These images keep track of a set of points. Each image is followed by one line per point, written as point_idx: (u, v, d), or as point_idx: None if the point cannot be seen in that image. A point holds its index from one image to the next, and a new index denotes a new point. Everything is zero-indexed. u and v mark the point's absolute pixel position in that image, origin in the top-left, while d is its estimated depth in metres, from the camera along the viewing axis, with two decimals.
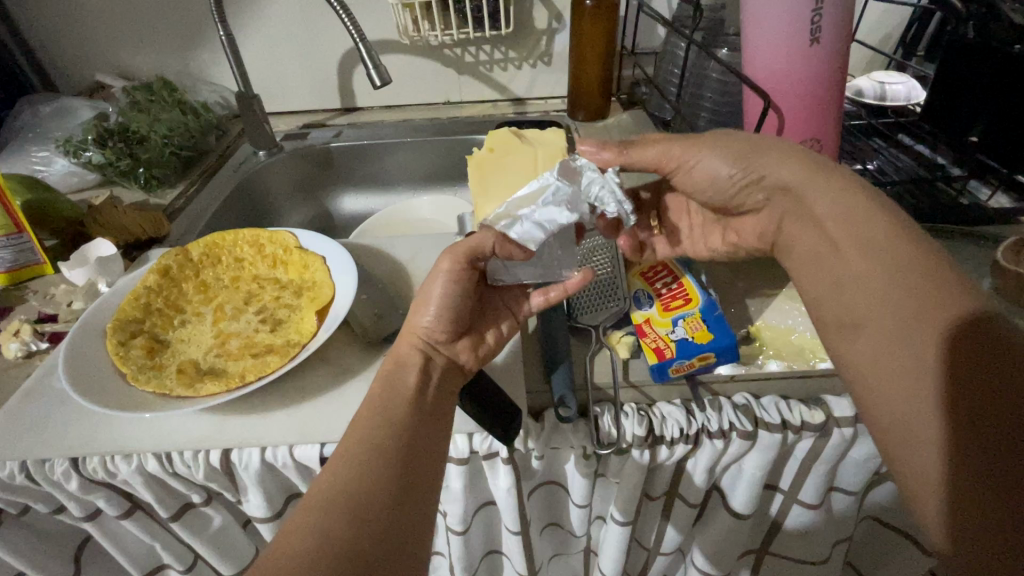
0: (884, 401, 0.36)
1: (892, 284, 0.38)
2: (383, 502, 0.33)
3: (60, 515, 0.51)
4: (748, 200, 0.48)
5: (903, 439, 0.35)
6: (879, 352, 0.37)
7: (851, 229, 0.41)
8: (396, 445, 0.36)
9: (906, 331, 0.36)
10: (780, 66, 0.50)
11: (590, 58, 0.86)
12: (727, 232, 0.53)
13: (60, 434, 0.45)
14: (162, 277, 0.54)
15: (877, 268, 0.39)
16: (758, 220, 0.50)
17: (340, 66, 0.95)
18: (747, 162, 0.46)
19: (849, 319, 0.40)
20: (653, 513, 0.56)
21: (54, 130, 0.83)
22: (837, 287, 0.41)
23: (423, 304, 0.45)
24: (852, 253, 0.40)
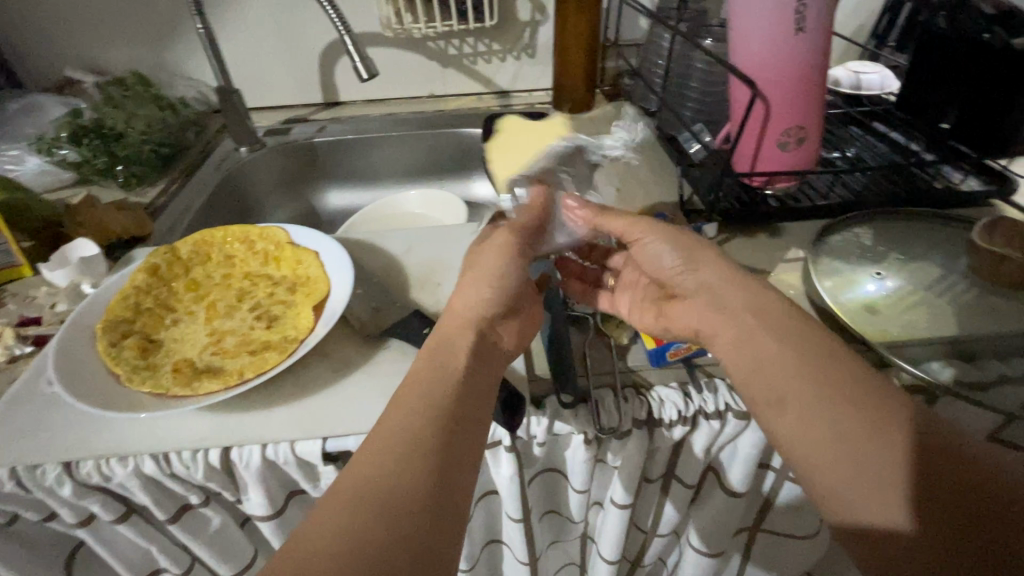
0: (820, 413, 0.37)
1: (807, 362, 0.39)
2: (408, 518, 0.32)
3: (51, 523, 0.49)
4: (684, 283, 0.47)
5: (849, 494, 0.35)
6: (814, 415, 0.38)
7: (764, 321, 0.42)
8: (421, 451, 0.35)
9: (824, 396, 0.38)
10: (766, 56, 0.51)
11: (574, 50, 0.87)
12: (658, 318, 0.48)
13: (53, 438, 0.44)
14: (151, 276, 0.53)
15: (787, 351, 0.40)
16: (688, 311, 0.46)
17: (322, 60, 0.94)
18: (691, 254, 0.47)
19: (774, 392, 0.40)
20: (651, 495, 0.57)
21: (23, 127, 0.80)
22: (758, 368, 0.41)
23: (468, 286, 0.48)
24: (767, 337, 0.41)
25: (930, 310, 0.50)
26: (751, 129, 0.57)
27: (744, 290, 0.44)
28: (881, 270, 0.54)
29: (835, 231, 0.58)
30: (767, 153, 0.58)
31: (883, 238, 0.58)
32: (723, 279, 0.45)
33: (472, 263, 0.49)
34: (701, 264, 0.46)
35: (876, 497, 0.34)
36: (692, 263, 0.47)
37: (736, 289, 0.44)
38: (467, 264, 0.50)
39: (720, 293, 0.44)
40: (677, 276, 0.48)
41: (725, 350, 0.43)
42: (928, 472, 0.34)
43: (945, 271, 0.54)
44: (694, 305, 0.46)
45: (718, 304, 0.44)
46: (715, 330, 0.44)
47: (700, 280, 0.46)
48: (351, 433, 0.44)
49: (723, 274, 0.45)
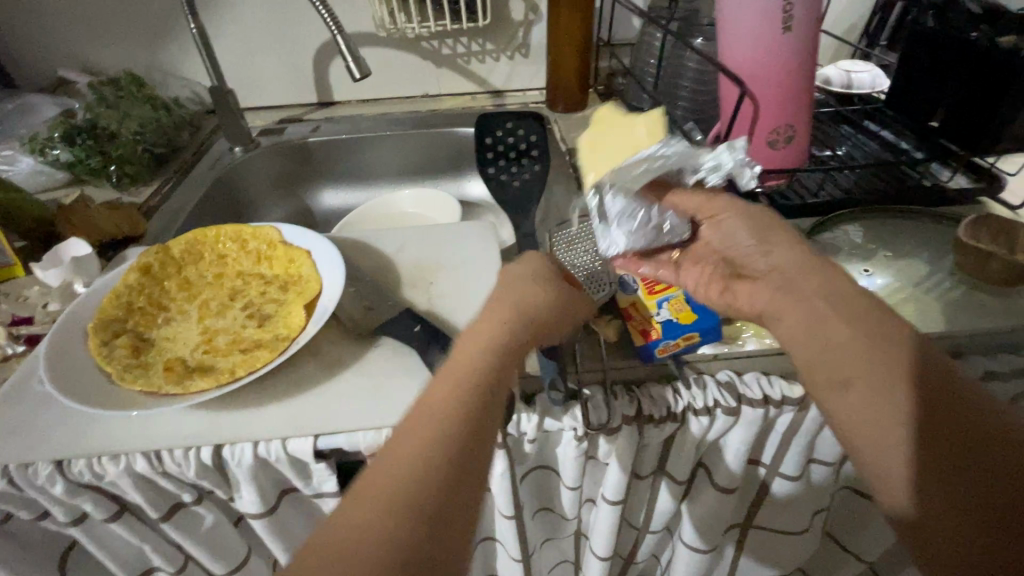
0: (865, 401, 0.35)
1: (879, 346, 0.36)
2: (434, 517, 0.30)
3: (44, 522, 0.49)
4: (756, 266, 0.44)
5: (896, 476, 0.34)
6: (877, 400, 0.35)
7: (838, 306, 0.38)
8: (454, 446, 0.32)
9: (893, 380, 0.35)
10: (755, 55, 0.51)
11: (567, 49, 0.87)
12: (723, 293, 0.46)
13: (44, 437, 0.44)
14: (143, 275, 0.53)
15: (859, 337, 0.37)
16: (754, 291, 0.43)
17: (315, 60, 0.94)
18: (767, 235, 0.44)
19: (839, 374, 0.37)
20: (642, 491, 0.57)
21: (16, 128, 0.80)
22: (825, 353, 0.38)
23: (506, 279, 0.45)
24: (835, 320, 0.38)
25: (917, 306, 0.51)
26: (740, 128, 0.57)
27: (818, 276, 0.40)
28: (869, 268, 0.55)
29: (825, 229, 0.59)
30: (756, 152, 0.58)
31: (873, 235, 0.58)
32: (799, 262, 0.41)
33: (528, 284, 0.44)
34: (777, 247, 0.43)
35: (900, 482, 0.34)
36: (767, 244, 0.44)
37: (809, 275, 0.40)
38: (527, 276, 0.45)
39: (794, 278, 0.41)
40: (751, 257, 0.45)
41: (790, 334, 0.40)
42: (963, 465, 0.32)
43: (933, 268, 0.54)
44: (764, 288, 0.43)
45: (786, 287, 0.41)
46: (782, 313, 0.41)
47: (772, 263, 0.43)
48: (342, 430, 0.45)
49: (800, 257, 0.42)
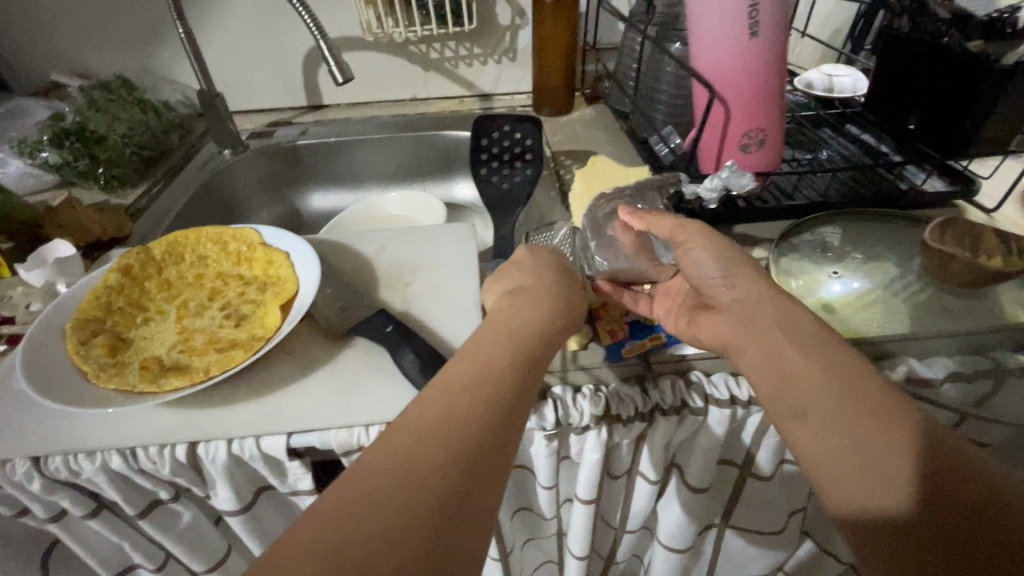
0: (833, 421, 0.37)
1: (836, 373, 0.38)
2: (449, 494, 0.30)
3: (24, 518, 0.50)
4: (720, 296, 0.47)
5: (851, 492, 0.35)
6: (833, 420, 0.37)
7: (793, 336, 0.41)
8: (467, 437, 0.33)
9: (855, 404, 0.37)
10: (723, 59, 0.52)
11: (552, 53, 0.88)
12: (688, 324, 0.48)
13: (22, 433, 0.45)
14: (124, 276, 0.54)
15: (816, 365, 0.39)
16: (719, 322, 0.46)
17: (304, 64, 0.95)
18: (732, 268, 0.47)
19: (797, 403, 0.39)
20: (617, 490, 0.58)
21: (8, 131, 0.81)
22: (784, 380, 0.40)
23: (525, 270, 0.49)
24: (791, 351, 0.41)
25: (885, 309, 0.52)
26: (712, 132, 0.58)
27: (769, 305, 0.44)
28: (838, 270, 0.55)
29: (799, 231, 0.60)
30: (729, 155, 0.59)
31: (845, 238, 0.59)
32: (761, 294, 0.45)
33: (538, 290, 0.46)
34: (740, 280, 0.46)
35: (879, 498, 0.34)
36: (732, 274, 0.47)
37: (764, 306, 0.44)
38: (539, 284, 0.47)
39: (754, 309, 0.44)
40: (715, 288, 0.47)
41: (753, 363, 0.42)
42: (938, 482, 0.33)
43: (902, 271, 0.55)
44: (725, 319, 0.45)
45: (747, 319, 0.44)
46: (743, 343, 0.43)
47: (735, 296, 0.46)
48: (314, 428, 0.45)
49: (762, 288, 0.45)
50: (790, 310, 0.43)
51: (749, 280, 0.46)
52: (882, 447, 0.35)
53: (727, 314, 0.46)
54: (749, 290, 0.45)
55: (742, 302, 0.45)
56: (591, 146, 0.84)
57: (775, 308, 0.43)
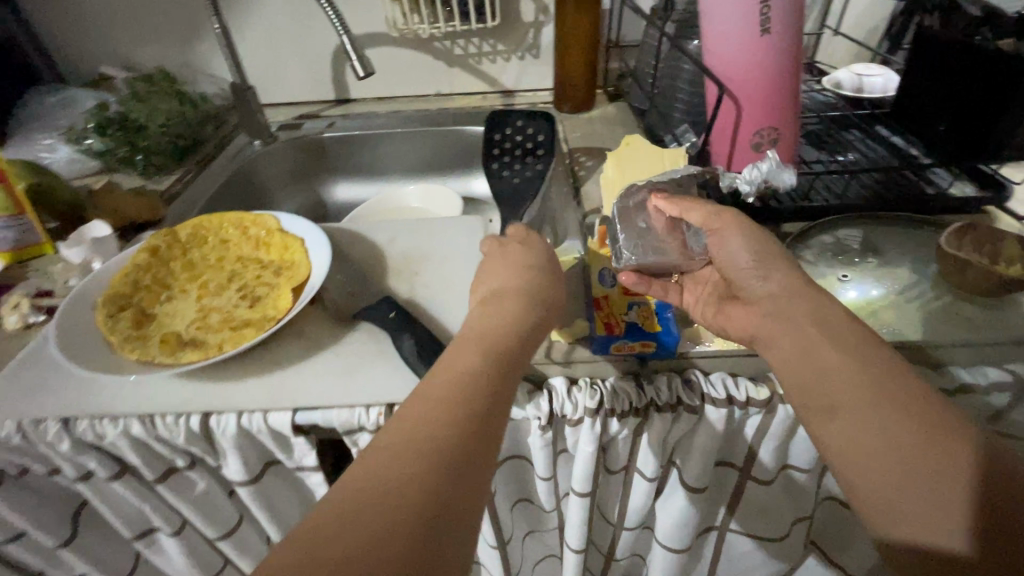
0: (872, 432, 0.37)
1: (873, 377, 0.38)
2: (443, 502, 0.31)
3: (56, 477, 0.54)
4: (752, 288, 0.47)
5: (897, 507, 0.36)
6: (866, 420, 0.37)
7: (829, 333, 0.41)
8: (456, 444, 0.34)
9: (895, 418, 0.37)
10: (735, 57, 0.52)
11: (574, 50, 0.89)
12: (716, 314, 0.49)
13: (57, 396, 0.49)
14: (152, 257, 0.58)
15: (850, 363, 0.39)
16: (748, 313, 0.47)
17: (333, 59, 0.99)
18: (765, 259, 0.47)
19: (830, 401, 0.39)
20: (615, 485, 0.59)
21: (59, 119, 0.87)
22: (819, 378, 0.40)
23: (500, 271, 0.50)
24: (828, 347, 0.41)
25: (896, 315, 0.50)
26: (724, 131, 0.58)
27: (802, 300, 0.44)
28: (848, 274, 0.54)
29: (814, 233, 0.58)
30: (741, 154, 0.58)
31: (862, 243, 0.57)
32: (792, 289, 0.45)
33: (502, 297, 0.46)
34: (774, 273, 0.46)
35: (927, 516, 0.35)
36: (765, 267, 0.47)
37: (796, 300, 0.44)
38: (505, 291, 0.47)
39: (787, 302, 0.44)
40: (748, 279, 0.47)
41: (783, 359, 0.43)
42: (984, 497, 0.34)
43: (918, 277, 0.53)
44: (756, 312, 0.46)
45: (780, 312, 0.44)
46: (773, 336, 0.44)
47: (767, 288, 0.46)
48: (317, 406, 0.47)
49: (794, 284, 0.45)
50: (817, 311, 0.43)
51: (782, 274, 0.46)
52: (923, 457, 0.35)
53: (762, 305, 0.46)
54: (782, 284, 0.45)
55: (774, 297, 0.45)
56: (608, 144, 0.84)
57: (806, 303, 0.43)
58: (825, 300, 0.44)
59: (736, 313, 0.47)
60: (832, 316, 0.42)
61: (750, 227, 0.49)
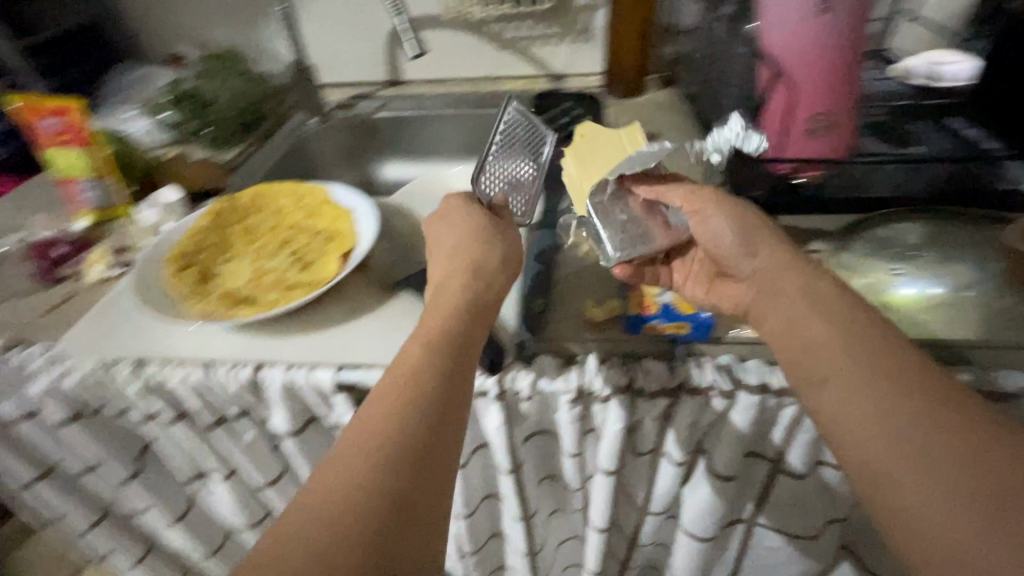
0: (856, 425, 0.36)
1: (858, 353, 0.38)
2: (404, 491, 0.33)
3: (125, 416, 0.60)
4: (739, 267, 0.46)
5: (892, 497, 0.34)
6: (852, 397, 0.37)
7: (819, 305, 0.41)
8: (412, 429, 0.35)
9: (887, 412, 0.35)
10: (792, 37, 0.51)
11: (625, 34, 0.87)
12: (707, 292, 0.50)
13: (133, 341, 0.55)
14: (215, 221, 0.62)
15: (837, 336, 0.39)
16: (740, 290, 0.47)
17: (387, 41, 1.01)
18: (750, 238, 0.46)
19: (818, 374, 0.39)
20: (641, 468, 0.59)
21: (136, 94, 0.94)
22: (804, 350, 0.40)
23: (441, 253, 0.49)
24: (813, 317, 0.40)
25: (947, 313, 0.48)
26: (777, 114, 0.57)
27: (787, 279, 0.43)
28: (900, 268, 0.52)
29: (869, 226, 0.56)
30: (793, 138, 0.57)
31: (921, 236, 0.54)
32: (782, 264, 0.44)
33: (452, 268, 0.47)
34: (761, 249, 0.46)
35: (922, 516, 0.32)
36: (754, 245, 0.46)
37: (781, 278, 0.44)
38: (455, 268, 0.47)
39: (775, 278, 0.44)
40: (734, 258, 0.47)
41: (772, 332, 0.43)
42: (983, 490, 0.31)
43: (979, 275, 0.50)
44: (748, 289, 0.46)
45: (768, 288, 0.44)
46: (764, 313, 0.44)
47: (756, 265, 0.45)
48: (360, 364, 0.50)
49: (782, 260, 0.45)
50: (812, 288, 0.42)
51: (773, 248, 0.45)
52: (916, 446, 0.34)
53: (753, 281, 0.46)
54: (773, 258, 0.45)
55: (756, 276, 0.45)
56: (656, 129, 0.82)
57: (797, 273, 0.43)
58: (810, 281, 0.43)
59: (730, 291, 0.48)
60: (817, 295, 0.42)
61: (732, 205, 0.48)
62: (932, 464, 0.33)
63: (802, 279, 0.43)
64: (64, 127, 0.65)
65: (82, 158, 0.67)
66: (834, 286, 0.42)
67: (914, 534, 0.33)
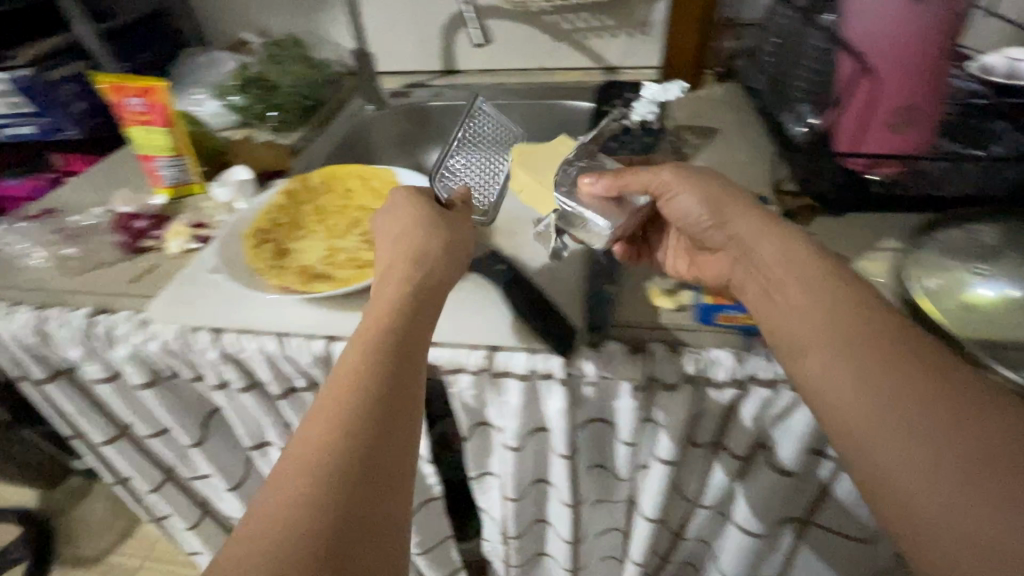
0: (834, 397, 0.37)
1: (834, 320, 0.39)
2: (366, 460, 0.34)
3: (198, 382, 0.63)
4: (714, 238, 0.50)
5: (866, 464, 0.35)
6: (831, 365, 0.38)
7: (795, 274, 0.42)
8: (375, 397, 0.37)
9: (860, 381, 0.36)
10: (880, 26, 0.50)
11: (687, 26, 0.87)
12: (689, 266, 0.54)
13: (205, 307, 0.56)
14: (288, 199, 0.65)
15: (814, 301, 0.41)
16: (719, 262, 0.51)
17: (444, 30, 1.03)
18: (718, 209, 0.49)
19: (799, 341, 0.41)
20: (697, 459, 0.59)
21: (204, 77, 0.98)
22: (782, 317, 0.43)
23: (386, 242, 0.50)
24: (793, 286, 0.42)
25: None
26: (855, 109, 0.55)
27: (762, 242, 0.45)
28: (984, 269, 0.50)
29: (943, 226, 0.54)
30: (872, 134, 0.56)
31: (1005, 237, 0.52)
32: (755, 229, 0.46)
33: (400, 250, 0.48)
34: (731, 218, 0.48)
35: (894, 483, 0.33)
36: (723, 217, 0.48)
37: (756, 242, 0.46)
38: (399, 257, 0.47)
39: (752, 243, 0.46)
40: (707, 232, 0.50)
41: (753, 300, 0.46)
42: (951, 450, 0.32)
43: None
44: (728, 259, 0.49)
45: (744, 257, 0.47)
46: (743, 283, 0.47)
47: (730, 234, 0.48)
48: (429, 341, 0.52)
49: (756, 225, 0.46)
50: (794, 258, 0.43)
51: (745, 218, 0.47)
52: (887, 413, 0.35)
53: (734, 247, 0.48)
54: (744, 226, 0.47)
55: (732, 244, 0.49)
56: (716, 123, 0.82)
57: (772, 240, 0.45)
58: (787, 248, 0.44)
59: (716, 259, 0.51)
60: (787, 269, 0.43)
61: (704, 176, 0.50)
62: (906, 427, 0.34)
63: (778, 249, 0.44)
64: (147, 108, 0.68)
65: (162, 137, 0.70)
66: (814, 256, 0.43)
67: (886, 499, 0.34)
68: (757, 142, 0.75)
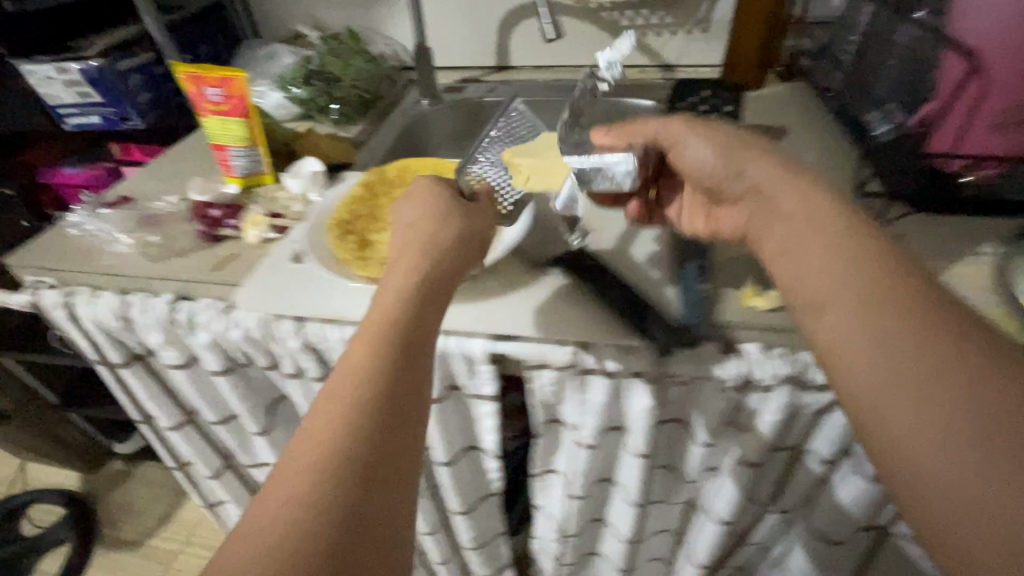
0: (853, 364, 0.34)
1: (852, 278, 0.36)
2: (364, 462, 0.33)
3: (274, 371, 0.64)
4: (730, 189, 0.48)
5: (879, 432, 0.32)
6: (846, 325, 0.35)
7: (818, 225, 0.39)
8: (374, 391, 0.35)
9: (878, 342, 0.33)
10: (996, 22, 0.48)
11: (754, 24, 0.85)
12: (706, 223, 0.53)
13: (293, 296, 0.57)
14: (366, 191, 0.65)
15: (834, 251, 0.37)
16: (736, 214, 0.49)
17: (500, 26, 1.03)
18: (730, 154, 0.47)
19: (815, 298, 0.37)
20: (777, 462, 0.58)
21: (264, 70, 0.98)
22: (797, 270, 0.39)
23: (400, 231, 0.48)
24: (812, 237, 0.39)
25: None
26: (960, 106, 0.54)
27: (783, 190, 0.42)
28: None
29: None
30: (976, 132, 0.54)
31: None
32: (779, 175, 0.43)
33: (414, 229, 0.47)
34: (747, 165, 0.46)
35: (910, 455, 0.30)
36: (739, 166, 0.46)
37: (777, 190, 0.43)
38: (413, 242, 0.46)
39: (770, 190, 0.43)
40: (722, 181, 0.48)
41: (771, 248, 0.42)
42: (975, 420, 0.28)
43: None
44: (747, 209, 0.46)
45: (761, 206, 0.44)
46: (762, 232, 0.44)
47: (748, 182, 0.45)
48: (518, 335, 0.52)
49: (780, 172, 0.43)
50: (820, 215, 0.39)
51: (762, 166, 0.44)
52: (907, 380, 0.31)
53: (754, 196, 0.45)
54: (760, 172, 0.44)
55: (750, 194, 0.46)
56: (784, 122, 0.80)
57: (794, 191, 0.42)
58: (809, 200, 0.41)
59: (738, 212, 0.48)
60: (808, 227, 0.40)
61: (710, 125, 0.49)
62: (924, 392, 0.30)
63: (805, 201, 0.41)
64: (225, 98, 0.68)
65: (237, 126, 0.70)
66: (843, 213, 0.39)
67: (899, 472, 0.30)
68: (831, 143, 0.74)
